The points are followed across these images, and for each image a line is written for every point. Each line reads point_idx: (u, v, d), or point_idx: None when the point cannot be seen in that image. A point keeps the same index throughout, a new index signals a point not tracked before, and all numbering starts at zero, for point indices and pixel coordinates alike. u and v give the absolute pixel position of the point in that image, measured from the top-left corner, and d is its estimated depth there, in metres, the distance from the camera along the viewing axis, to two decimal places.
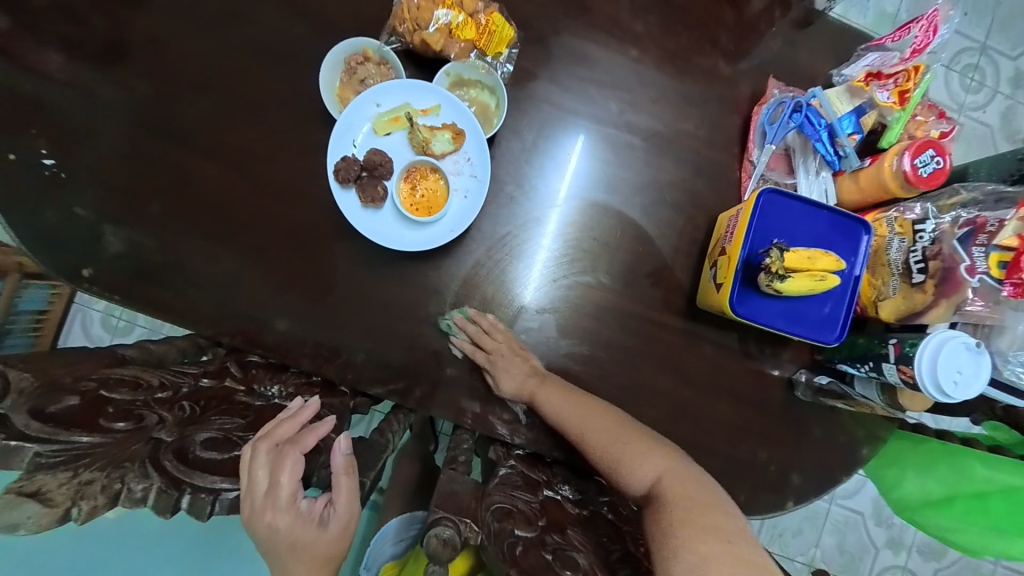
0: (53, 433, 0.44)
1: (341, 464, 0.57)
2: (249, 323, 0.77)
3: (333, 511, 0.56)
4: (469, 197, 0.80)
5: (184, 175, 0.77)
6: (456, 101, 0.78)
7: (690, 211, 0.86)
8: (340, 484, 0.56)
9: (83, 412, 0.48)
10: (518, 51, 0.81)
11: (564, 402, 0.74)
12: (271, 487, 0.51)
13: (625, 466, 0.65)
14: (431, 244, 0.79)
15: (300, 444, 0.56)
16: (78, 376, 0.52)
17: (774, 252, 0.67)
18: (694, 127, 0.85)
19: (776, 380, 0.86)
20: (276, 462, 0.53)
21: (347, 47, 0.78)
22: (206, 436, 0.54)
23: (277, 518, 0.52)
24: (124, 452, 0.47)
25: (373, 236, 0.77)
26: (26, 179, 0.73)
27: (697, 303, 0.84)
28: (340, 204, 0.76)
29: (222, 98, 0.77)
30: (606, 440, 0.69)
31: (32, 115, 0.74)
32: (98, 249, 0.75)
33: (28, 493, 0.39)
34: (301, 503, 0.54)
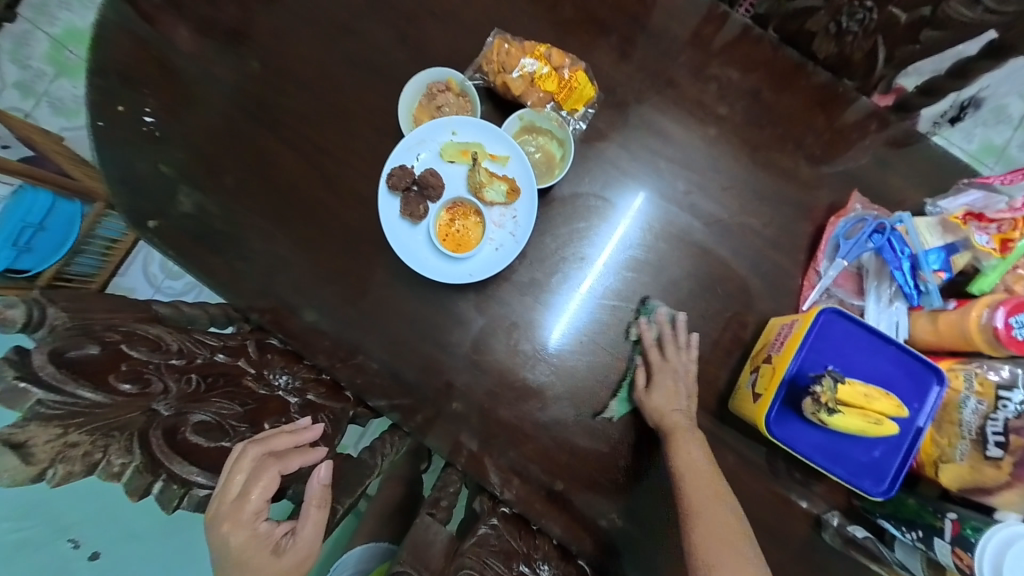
0: (62, 382, 0.44)
1: (317, 495, 0.55)
2: (278, 308, 0.78)
3: (293, 542, 0.52)
4: (500, 251, 0.75)
5: (261, 158, 0.82)
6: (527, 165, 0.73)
7: (741, 306, 0.81)
8: (309, 514, 0.54)
9: (100, 364, 0.49)
10: (595, 111, 0.81)
11: (694, 466, 0.67)
12: (242, 496, 0.50)
13: None
14: (445, 278, 0.75)
15: (285, 463, 0.54)
16: (109, 325, 0.53)
17: (826, 381, 0.61)
18: (761, 223, 0.82)
19: (802, 513, 0.76)
20: (257, 475, 0.51)
21: (433, 74, 0.79)
22: (201, 418, 0.54)
23: (235, 533, 0.49)
24: (119, 421, 0.47)
25: (398, 249, 0.74)
26: (127, 130, 0.81)
27: (729, 406, 0.78)
28: (382, 209, 0.72)
29: (314, 97, 0.82)
30: (710, 525, 0.61)
31: (151, 78, 0.82)
32: (168, 205, 0.80)
33: (13, 443, 0.40)
34: (262, 522, 0.51)
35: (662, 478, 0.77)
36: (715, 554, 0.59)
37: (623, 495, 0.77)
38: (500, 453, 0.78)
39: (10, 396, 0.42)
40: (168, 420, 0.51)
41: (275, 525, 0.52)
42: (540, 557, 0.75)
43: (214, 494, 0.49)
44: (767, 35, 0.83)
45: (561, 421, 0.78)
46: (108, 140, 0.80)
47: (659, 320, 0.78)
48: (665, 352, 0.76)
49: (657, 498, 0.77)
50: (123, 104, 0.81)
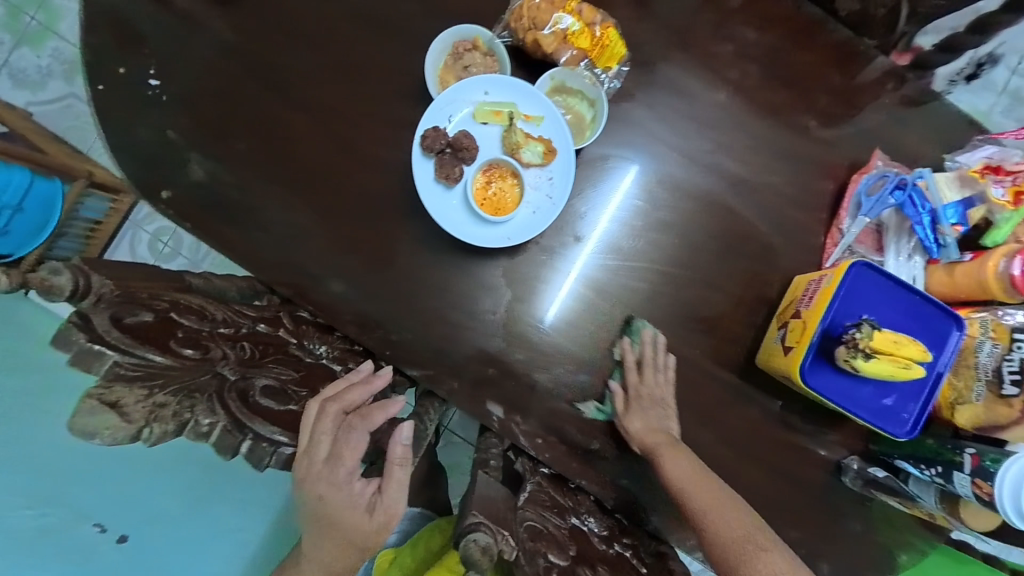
0: (131, 346, 0.43)
1: (398, 455, 0.55)
2: (305, 281, 0.76)
3: (380, 501, 0.53)
4: (538, 214, 0.69)
5: (274, 123, 0.77)
6: (564, 122, 0.69)
7: (768, 266, 0.82)
8: (392, 474, 0.54)
9: (155, 330, 0.47)
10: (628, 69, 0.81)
11: (688, 471, 0.70)
12: (324, 453, 0.52)
13: (743, 564, 0.61)
14: (483, 243, 0.70)
15: (366, 420, 0.55)
16: (154, 294, 0.52)
17: (864, 328, 0.63)
18: (785, 183, 0.83)
19: (822, 461, 0.81)
20: (342, 433, 0.53)
21: (459, 32, 0.75)
22: (264, 383, 0.54)
23: (331, 492, 0.51)
24: (197, 384, 0.47)
25: (434, 215, 0.69)
26: (128, 94, 0.75)
27: (756, 362, 0.80)
28: (414, 170, 0.67)
29: (327, 57, 0.77)
30: (722, 522, 0.65)
31: (149, 35, 0.75)
32: (179, 174, 0.76)
33: (107, 402, 0.39)
34: (353, 482, 0.52)
35: (691, 433, 0.80)
36: (706, 510, 0.66)
37: None
38: (536, 417, 0.79)
39: (86, 358, 0.40)
40: (237, 386, 0.50)
41: (364, 484, 0.53)
42: (584, 511, 0.77)
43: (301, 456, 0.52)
44: None
45: (593, 383, 0.80)
46: (112, 104, 0.75)
47: (644, 341, 0.78)
48: (643, 374, 0.77)
49: None
50: (123, 66, 0.75)
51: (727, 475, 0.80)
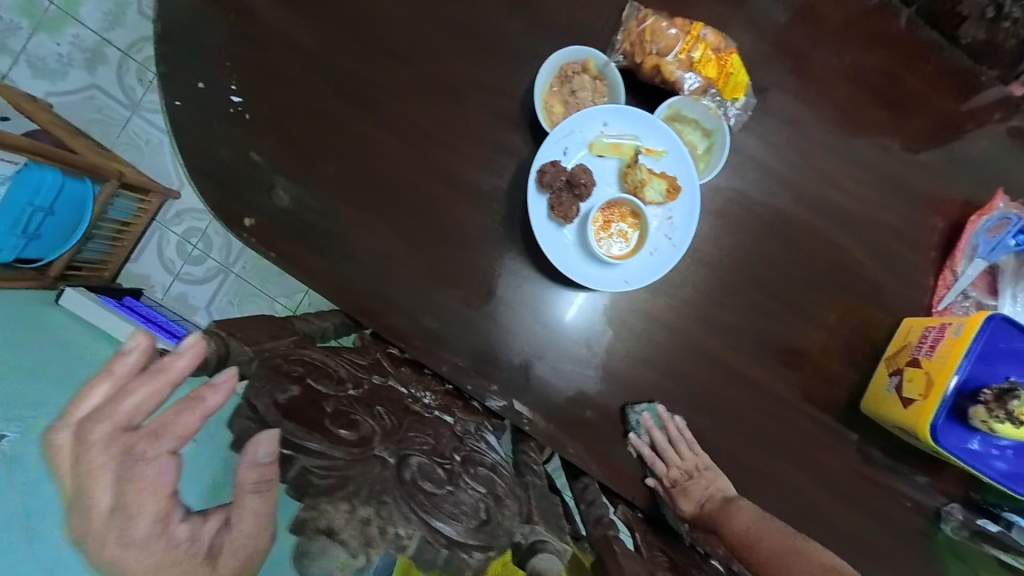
0: (303, 440, 0.40)
1: (255, 478, 0.35)
2: (395, 315, 0.72)
3: (220, 543, 0.32)
4: (656, 256, 0.65)
5: (364, 145, 0.71)
6: (689, 158, 0.64)
7: (874, 306, 0.79)
8: (242, 506, 0.34)
9: (305, 407, 0.43)
10: (752, 100, 0.77)
11: (750, 524, 0.61)
12: (116, 511, 0.30)
13: None
14: (598, 286, 0.66)
15: (146, 424, 0.33)
16: (287, 357, 0.48)
17: (1020, 395, 0.60)
18: (895, 219, 0.79)
19: (919, 507, 0.79)
20: (95, 464, 0.31)
21: (569, 53, 0.69)
22: (418, 460, 0.45)
23: (120, 557, 0.30)
24: (366, 476, 0.40)
25: (548, 255, 0.64)
26: (209, 111, 0.69)
27: (859, 406, 0.78)
28: (530, 208, 0.63)
29: (422, 74, 0.72)
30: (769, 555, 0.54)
31: (230, 47, 0.69)
32: (264, 200, 0.71)
33: (323, 532, 0.36)
34: (175, 527, 0.31)
35: (791, 479, 0.77)
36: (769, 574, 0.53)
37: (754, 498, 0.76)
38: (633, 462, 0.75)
39: (266, 465, 0.37)
40: (400, 467, 0.43)
41: (185, 532, 0.32)
42: None
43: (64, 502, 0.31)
44: (904, 13, 0.79)
45: (692, 426, 0.76)
46: (189, 122, 0.69)
47: (648, 429, 0.72)
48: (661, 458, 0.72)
49: (786, 498, 0.77)
50: (202, 80, 0.69)
51: (825, 522, 0.77)
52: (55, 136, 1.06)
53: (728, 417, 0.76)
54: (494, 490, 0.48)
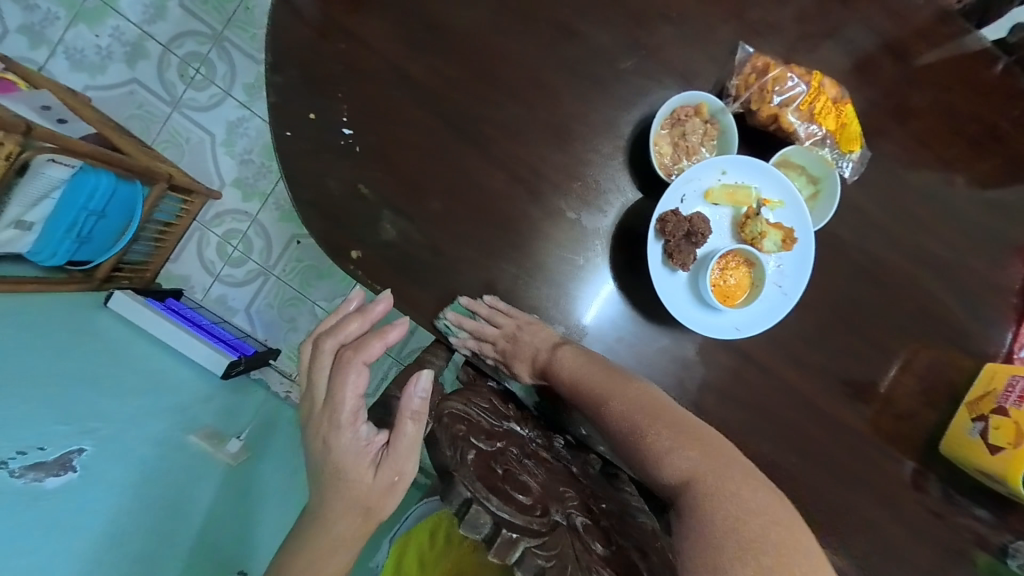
0: (524, 527, 0.44)
1: (414, 408, 0.52)
2: (498, 350, 0.72)
3: (387, 459, 0.53)
4: (767, 304, 0.66)
5: (473, 179, 0.72)
6: (806, 210, 0.65)
7: (956, 350, 0.81)
8: (403, 428, 0.52)
9: (483, 470, 0.48)
10: (869, 155, 0.78)
11: (583, 366, 0.64)
12: (344, 403, 0.53)
13: (659, 459, 0.54)
14: (711, 332, 0.66)
15: (366, 352, 0.54)
16: (451, 436, 0.52)
17: None
18: (980, 266, 0.81)
19: (993, 547, 0.81)
20: (339, 369, 0.54)
21: (684, 97, 0.70)
22: (584, 524, 0.51)
23: (334, 431, 0.53)
24: (569, 548, 0.44)
25: (664, 301, 0.65)
26: (322, 143, 0.70)
27: (939, 449, 0.80)
28: (649, 254, 0.64)
29: (531, 111, 0.72)
30: (624, 411, 0.58)
31: (345, 81, 0.70)
32: (372, 232, 0.71)
33: None
34: (361, 426, 0.53)
35: (870, 516, 0.79)
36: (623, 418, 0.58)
37: (835, 534, 0.78)
38: None
39: (501, 549, 0.42)
40: (579, 533, 0.48)
41: (372, 436, 0.54)
42: None
43: (305, 396, 0.56)
44: (1000, 60, 0.80)
45: (780, 465, 0.77)
46: (300, 152, 0.70)
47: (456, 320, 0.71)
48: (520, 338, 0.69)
49: (865, 534, 0.79)
50: (314, 111, 0.70)
51: (902, 559, 0.80)
52: (84, 149, 1.17)
53: (814, 456, 0.78)
54: (640, 543, 0.54)
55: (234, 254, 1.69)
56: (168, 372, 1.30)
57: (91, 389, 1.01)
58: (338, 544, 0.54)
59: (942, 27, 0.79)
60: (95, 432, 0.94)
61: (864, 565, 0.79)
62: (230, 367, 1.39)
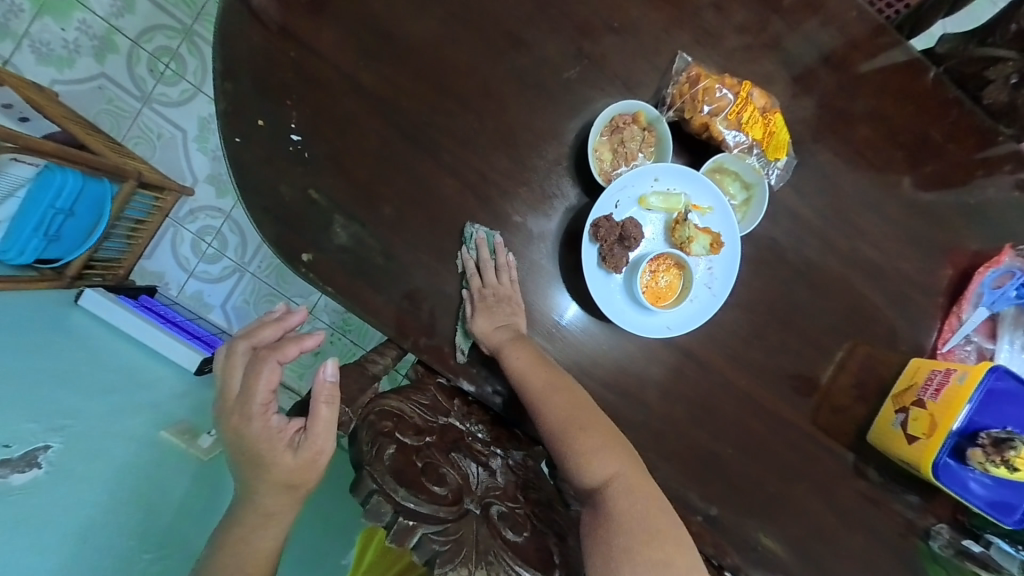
0: (433, 514, 0.53)
1: (326, 393, 0.60)
2: (446, 349, 0.75)
3: (304, 441, 0.60)
4: (696, 303, 0.70)
5: (421, 184, 0.74)
6: (733, 216, 0.69)
7: (887, 347, 0.86)
8: (318, 413, 0.59)
9: (401, 464, 0.56)
10: (797, 162, 0.82)
11: (529, 368, 0.69)
12: (256, 395, 0.59)
13: (586, 459, 0.63)
14: (643, 331, 0.70)
15: (279, 353, 0.61)
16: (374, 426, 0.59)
17: (1018, 445, 0.67)
18: (910, 267, 0.85)
19: (919, 531, 0.86)
20: (251, 366, 0.61)
21: (622, 106, 0.73)
22: (501, 511, 0.61)
23: (248, 420, 0.59)
24: (470, 534, 0.54)
25: (599, 301, 0.69)
26: (272, 149, 0.72)
27: (867, 439, 0.85)
28: (583, 257, 0.67)
29: (477, 118, 0.75)
30: (564, 415, 0.66)
31: (295, 88, 0.72)
32: (323, 236, 0.73)
33: None
34: (273, 416, 0.60)
35: (802, 502, 0.84)
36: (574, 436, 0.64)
37: (768, 519, 0.83)
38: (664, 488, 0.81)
39: (400, 534, 0.50)
40: (488, 520, 0.58)
41: (286, 423, 0.61)
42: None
43: (219, 393, 0.62)
44: (931, 70, 0.83)
45: (718, 455, 0.82)
46: (249, 159, 0.72)
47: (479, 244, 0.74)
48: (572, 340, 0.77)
49: (798, 519, 0.84)
50: (264, 118, 0.72)
51: (833, 543, 0.85)
52: (37, 143, 1.15)
53: (749, 447, 0.83)
54: (557, 530, 0.65)
55: (209, 251, 1.69)
56: (140, 370, 1.31)
57: (59, 387, 1.02)
58: (265, 514, 0.59)
59: (877, 37, 0.81)
60: (62, 429, 0.95)
61: (797, 548, 0.84)
62: (202, 364, 1.45)
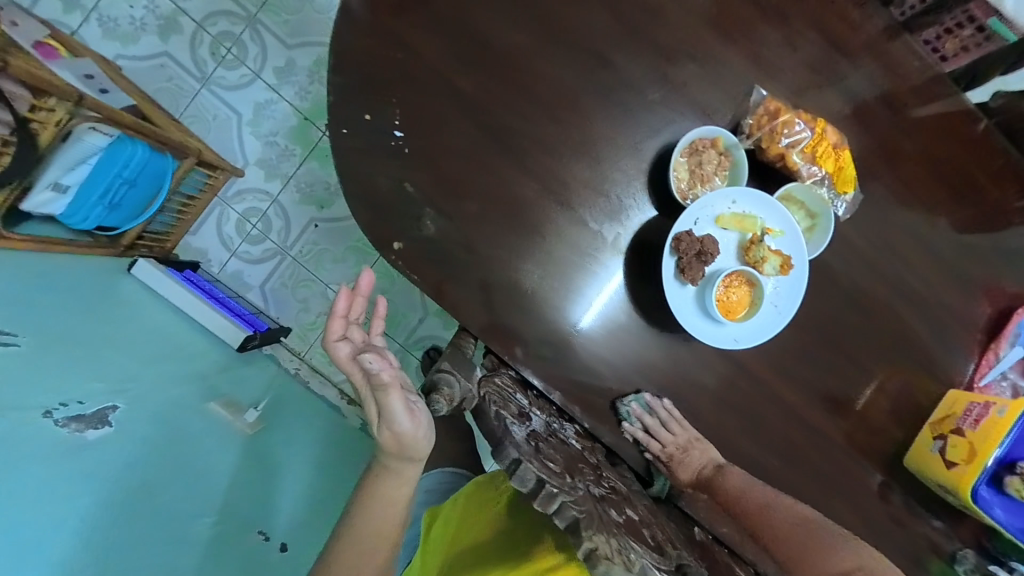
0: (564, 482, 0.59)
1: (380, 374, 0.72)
2: (518, 345, 0.80)
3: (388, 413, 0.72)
4: (763, 320, 0.74)
5: (509, 187, 0.79)
6: (801, 240, 0.74)
7: (926, 376, 0.90)
8: (381, 390, 0.72)
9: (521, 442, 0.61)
10: (862, 196, 0.87)
11: (733, 475, 0.80)
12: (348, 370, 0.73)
13: (821, 554, 0.69)
14: (712, 341, 0.74)
15: (338, 335, 0.73)
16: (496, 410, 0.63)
17: None
18: (953, 302, 0.91)
19: (947, 555, 0.90)
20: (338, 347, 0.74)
21: (702, 131, 0.78)
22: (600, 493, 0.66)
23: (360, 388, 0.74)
24: (593, 507, 0.59)
25: (674, 311, 0.72)
26: (373, 142, 0.77)
27: (903, 461, 0.89)
28: (663, 268, 0.71)
29: (565, 131, 0.80)
30: (788, 525, 0.74)
31: (400, 88, 0.77)
32: (413, 227, 0.78)
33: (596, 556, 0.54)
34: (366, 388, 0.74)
35: (837, 517, 0.88)
36: (805, 542, 0.71)
37: None
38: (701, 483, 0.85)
39: (543, 499, 0.55)
40: (599, 501, 0.62)
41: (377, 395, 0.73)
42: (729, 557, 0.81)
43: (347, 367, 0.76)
44: (983, 121, 0.90)
45: (764, 466, 0.86)
46: (352, 150, 0.76)
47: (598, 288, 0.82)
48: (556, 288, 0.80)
49: None
50: (369, 113, 0.76)
51: None
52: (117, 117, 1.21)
53: (793, 461, 0.87)
54: (643, 517, 0.69)
55: (253, 232, 1.74)
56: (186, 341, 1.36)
57: None
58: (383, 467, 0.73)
59: (934, 88, 0.88)
60: None
61: None
62: (247, 340, 1.47)
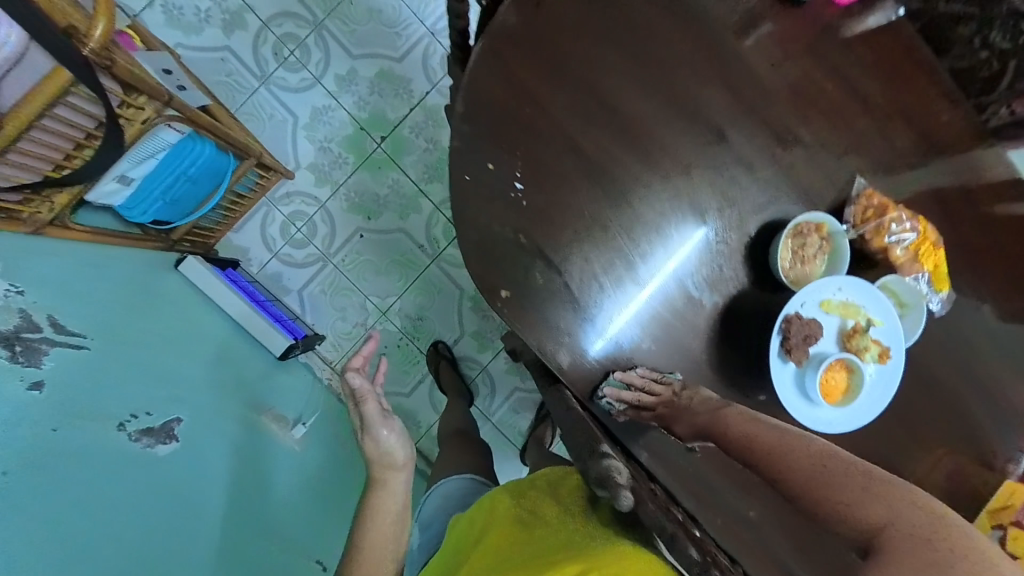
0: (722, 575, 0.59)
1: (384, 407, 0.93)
2: (612, 403, 0.81)
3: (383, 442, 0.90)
4: (858, 406, 0.77)
5: (618, 247, 0.81)
6: (899, 332, 0.79)
7: (980, 460, 0.95)
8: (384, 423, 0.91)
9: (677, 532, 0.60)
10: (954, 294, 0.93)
11: (754, 427, 0.72)
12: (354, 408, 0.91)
13: (847, 506, 0.61)
14: (810, 422, 0.77)
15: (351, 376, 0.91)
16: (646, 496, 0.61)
17: None
18: (1007, 392, 0.97)
19: None
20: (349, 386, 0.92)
21: (809, 216, 0.81)
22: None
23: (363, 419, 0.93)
24: None
25: (777, 388, 0.75)
26: (493, 191, 0.78)
27: None
28: (772, 346, 0.74)
29: (676, 198, 0.82)
30: (817, 473, 0.65)
31: (524, 141, 0.78)
32: (523, 278, 0.79)
33: None
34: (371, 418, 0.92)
35: None
36: (869, 505, 0.60)
37: None
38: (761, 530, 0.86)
39: None
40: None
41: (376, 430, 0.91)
42: None
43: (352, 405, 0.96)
44: None
45: None
46: (471, 196, 0.77)
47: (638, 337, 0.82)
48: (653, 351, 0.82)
49: None
50: (492, 162, 0.78)
51: None
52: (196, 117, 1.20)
53: None
54: None
55: (297, 235, 1.72)
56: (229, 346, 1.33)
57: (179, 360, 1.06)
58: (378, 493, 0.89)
59: (999, 195, 0.96)
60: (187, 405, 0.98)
61: None
62: (288, 348, 1.49)
